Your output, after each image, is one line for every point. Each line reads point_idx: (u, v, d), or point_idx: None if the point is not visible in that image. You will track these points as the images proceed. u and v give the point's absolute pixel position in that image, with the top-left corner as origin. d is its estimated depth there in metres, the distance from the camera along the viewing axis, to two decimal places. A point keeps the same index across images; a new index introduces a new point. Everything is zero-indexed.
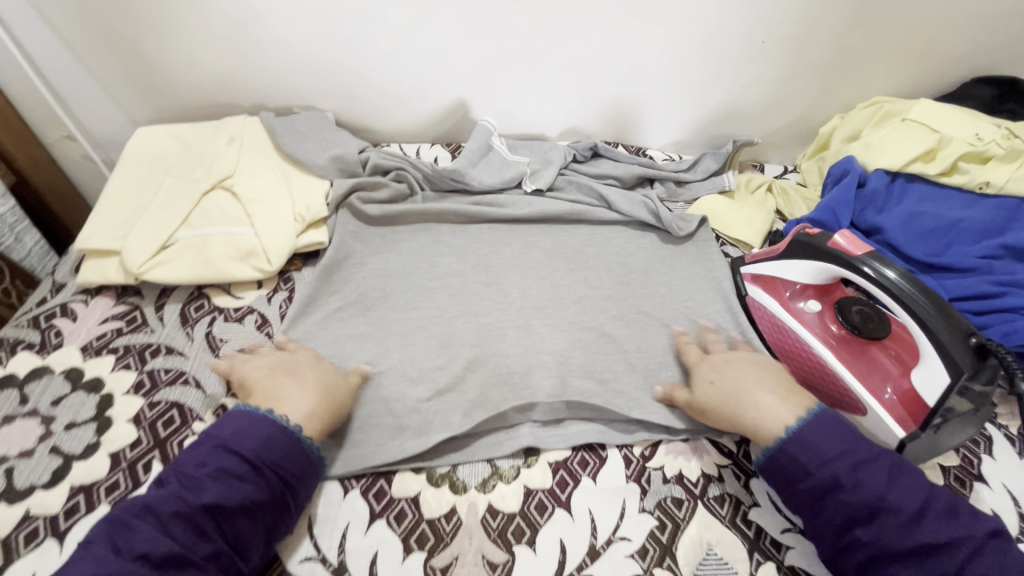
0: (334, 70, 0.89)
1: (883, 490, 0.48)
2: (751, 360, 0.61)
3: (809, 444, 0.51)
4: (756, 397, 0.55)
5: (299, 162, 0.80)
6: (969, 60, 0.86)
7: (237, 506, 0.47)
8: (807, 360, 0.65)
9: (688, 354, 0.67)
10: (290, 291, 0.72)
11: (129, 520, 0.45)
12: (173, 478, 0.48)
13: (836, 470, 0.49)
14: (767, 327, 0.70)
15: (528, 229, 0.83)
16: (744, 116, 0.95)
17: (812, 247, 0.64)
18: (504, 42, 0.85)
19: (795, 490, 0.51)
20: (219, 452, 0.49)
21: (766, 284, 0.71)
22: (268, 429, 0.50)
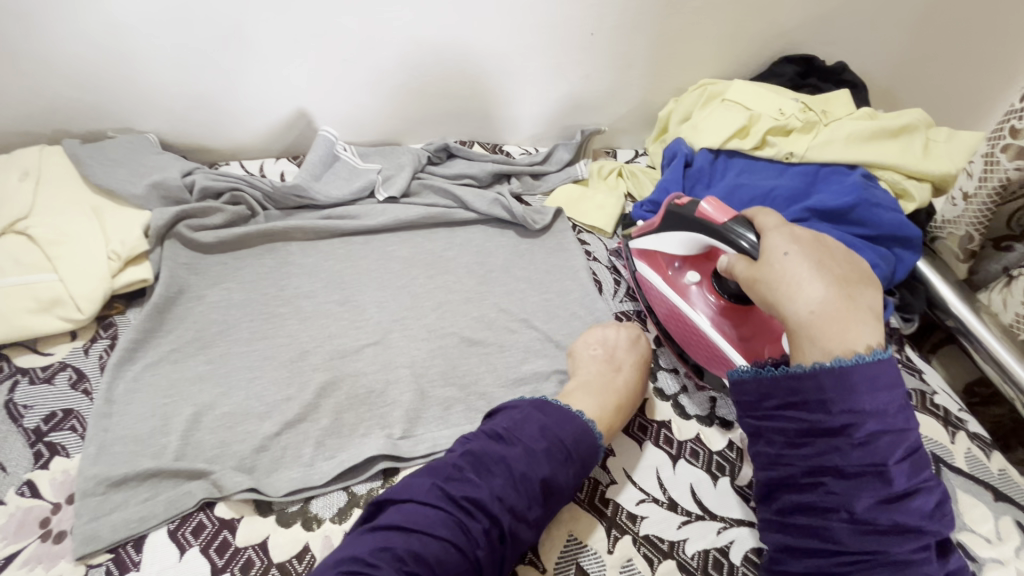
0: (149, 86, 0.80)
1: (886, 461, 0.43)
2: (821, 247, 0.50)
3: (847, 383, 0.44)
4: (814, 292, 0.47)
5: (112, 193, 0.72)
6: (774, 41, 0.94)
7: (559, 486, 0.51)
8: (690, 331, 0.66)
9: (769, 219, 0.55)
10: (112, 337, 0.65)
11: (486, 466, 0.51)
12: (511, 440, 0.52)
13: (857, 420, 0.43)
14: (657, 303, 0.72)
15: (384, 240, 0.81)
16: (591, 104, 0.98)
17: (683, 218, 0.64)
18: (335, 46, 0.81)
19: (789, 416, 0.47)
20: (551, 438, 0.53)
21: (650, 259, 0.72)
22: (586, 431, 0.55)
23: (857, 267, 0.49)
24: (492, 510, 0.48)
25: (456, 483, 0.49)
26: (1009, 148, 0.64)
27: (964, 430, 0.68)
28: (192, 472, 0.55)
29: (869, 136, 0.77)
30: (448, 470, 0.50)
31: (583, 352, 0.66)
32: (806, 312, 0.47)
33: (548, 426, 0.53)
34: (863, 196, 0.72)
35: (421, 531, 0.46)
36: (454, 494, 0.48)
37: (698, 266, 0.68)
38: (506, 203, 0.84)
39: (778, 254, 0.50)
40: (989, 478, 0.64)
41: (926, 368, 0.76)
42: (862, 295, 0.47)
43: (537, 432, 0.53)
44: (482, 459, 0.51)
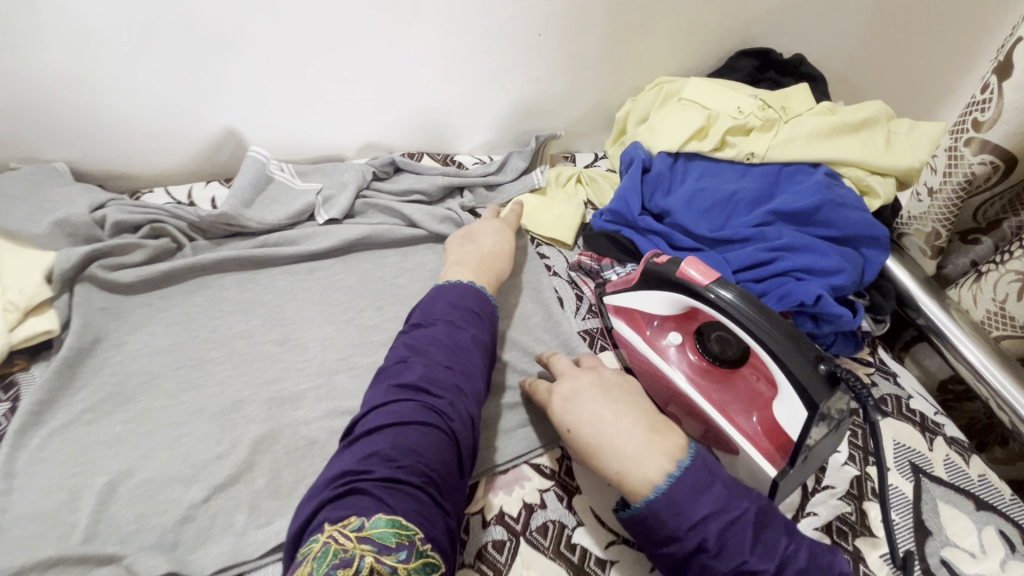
0: (50, 112, 0.72)
1: (744, 556, 0.42)
2: (600, 386, 0.55)
3: (678, 507, 0.44)
4: (608, 436, 0.50)
5: (10, 235, 0.64)
6: (729, 36, 0.91)
7: (484, 344, 0.57)
8: (674, 397, 0.62)
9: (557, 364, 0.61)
10: (13, 400, 0.57)
11: (422, 346, 0.54)
12: (435, 322, 0.57)
13: (703, 533, 0.43)
14: (634, 362, 0.67)
15: (326, 267, 0.75)
16: (545, 109, 0.93)
17: (663, 278, 0.59)
18: (259, 58, 0.74)
19: (661, 547, 0.46)
20: (461, 310, 0.59)
21: (627, 317, 0.67)
22: (481, 296, 0.62)
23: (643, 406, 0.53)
24: (444, 381, 0.51)
25: (405, 373, 0.51)
26: (973, 141, 0.61)
27: (942, 435, 0.66)
28: (103, 555, 0.48)
29: (831, 133, 0.74)
30: (396, 369, 0.52)
31: (453, 246, 0.73)
32: (617, 459, 0.49)
33: (455, 303, 0.59)
34: (828, 196, 0.69)
35: (398, 425, 0.46)
36: (411, 380, 0.50)
37: (680, 327, 0.64)
38: (460, 220, 0.80)
39: (570, 399, 0.55)
40: (969, 485, 0.62)
41: (901, 371, 0.73)
42: (673, 438, 0.49)
43: (449, 311, 0.58)
44: (418, 349, 0.54)
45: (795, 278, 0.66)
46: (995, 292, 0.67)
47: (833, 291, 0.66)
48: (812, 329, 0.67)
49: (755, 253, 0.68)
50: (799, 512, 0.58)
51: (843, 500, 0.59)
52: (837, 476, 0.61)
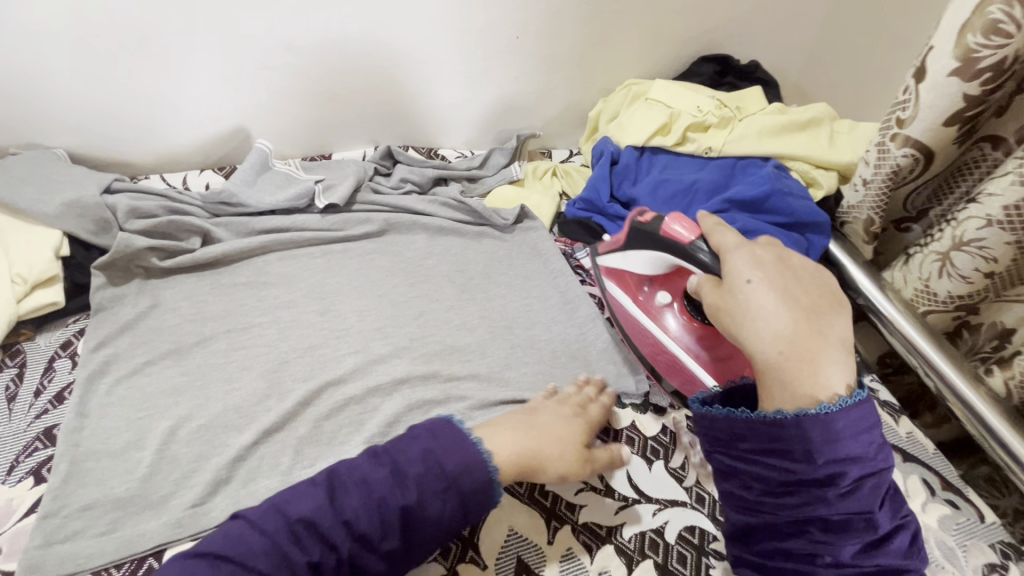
0: (57, 100, 0.76)
1: (872, 507, 0.44)
2: (784, 277, 0.52)
3: (830, 431, 0.45)
4: (784, 328, 0.48)
5: (19, 212, 0.68)
6: (691, 44, 0.99)
7: (424, 518, 0.48)
8: (663, 354, 0.69)
9: (730, 245, 0.56)
10: (21, 367, 0.61)
11: (347, 482, 0.49)
12: (387, 459, 0.50)
13: (844, 466, 0.44)
14: (625, 320, 0.74)
15: (317, 251, 0.79)
16: (524, 107, 0.99)
17: (648, 234, 0.65)
18: (252, 55, 0.79)
19: (767, 462, 0.47)
20: (429, 464, 0.50)
21: (619, 279, 0.74)
22: (483, 471, 0.51)
23: (820, 297, 0.50)
24: (329, 535, 0.46)
25: (304, 502, 0.47)
26: (897, 137, 0.69)
27: (876, 399, 0.74)
28: (118, 502, 0.52)
29: (780, 130, 0.83)
30: (302, 491, 0.48)
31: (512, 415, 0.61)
32: (774, 352, 0.48)
33: (430, 454, 0.50)
34: (775, 186, 0.77)
35: (237, 565, 0.43)
36: (293, 519, 0.46)
37: (668, 287, 0.70)
38: (458, 204, 0.87)
39: (748, 286, 0.51)
40: (898, 441, 0.70)
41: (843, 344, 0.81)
42: (841, 353, 0.48)
43: (413, 457, 0.50)
44: (343, 481, 0.49)
45: None
46: (922, 271, 0.75)
47: None
48: None
49: None
50: None
51: None
52: None
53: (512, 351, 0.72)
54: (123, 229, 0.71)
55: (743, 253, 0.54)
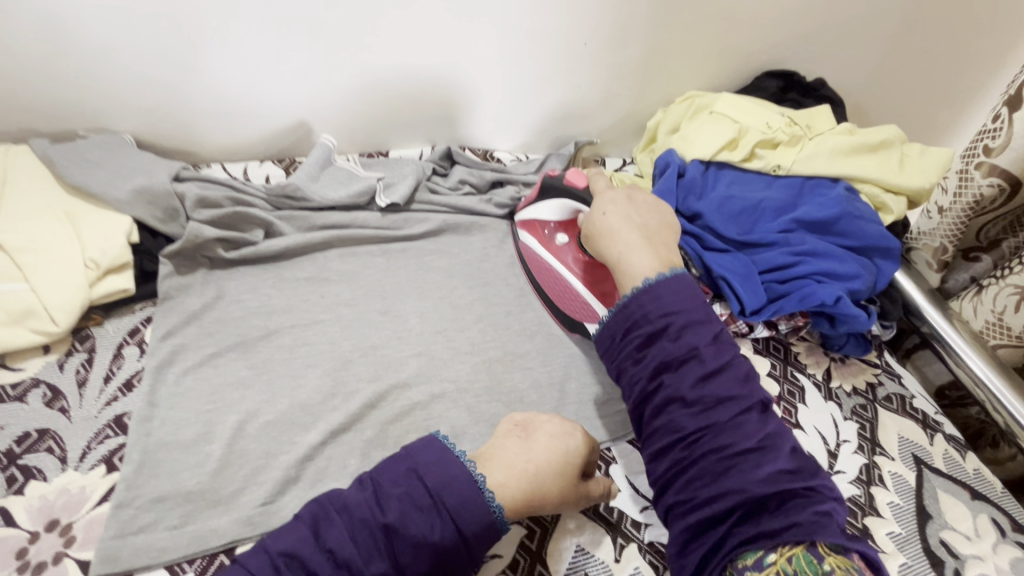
0: (128, 83, 0.76)
1: (698, 344, 0.52)
2: (634, 205, 0.64)
3: (658, 297, 0.55)
4: (628, 237, 0.60)
5: (90, 196, 0.68)
6: (757, 57, 0.98)
7: (410, 537, 0.44)
8: (564, 291, 0.73)
9: (598, 184, 0.68)
10: (90, 351, 0.61)
11: (331, 512, 0.46)
12: (368, 483, 0.47)
13: (669, 319, 0.53)
14: (534, 265, 0.77)
15: (377, 249, 0.78)
16: (582, 114, 0.98)
17: (553, 186, 0.72)
18: (324, 49, 0.79)
19: (629, 338, 0.55)
20: (411, 480, 0.47)
21: (529, 228, 0.78)
22: (468, 485, 0.47)
23: (657, 219, 0.64)
24: (311, 564, 0.43)
25: (287, 536, 0.44)
26: (983, 165, 0.69)
27: (941, 432, 0.72)
28: (189, 495, 0.52)
29: (851, 151, 0.81)
30: (286, 526, 0.45)
31: (503, 425, 0.56)
32: (618, 253, 0.60)
33: (412, 468, 0.48)
34: (846, 209, 0.75)
35: None
36: (279, 553, 0.43)
37: (568, 230, 0.74)
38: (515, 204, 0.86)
39: (603, 211, 0.64)
40: (965, 477, 0.68)
41: (904, 372, 0.79)
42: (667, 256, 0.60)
43: (396, 476, 0.47)
44: (325, 508, 0.46)
45: (815, 280, 0.73)
46: (994, 304, 0.73)
47: (850, 294, 0.72)
48: (828, 329, 0.74)
49: (780, 252, 0.74)
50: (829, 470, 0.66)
51: (854, 484, 0.65)
52: (847, 462, 0.67)
53: (572, 363, 0.71)
54: (191, 218, 0.71)
55: (608, 189, 0.67)
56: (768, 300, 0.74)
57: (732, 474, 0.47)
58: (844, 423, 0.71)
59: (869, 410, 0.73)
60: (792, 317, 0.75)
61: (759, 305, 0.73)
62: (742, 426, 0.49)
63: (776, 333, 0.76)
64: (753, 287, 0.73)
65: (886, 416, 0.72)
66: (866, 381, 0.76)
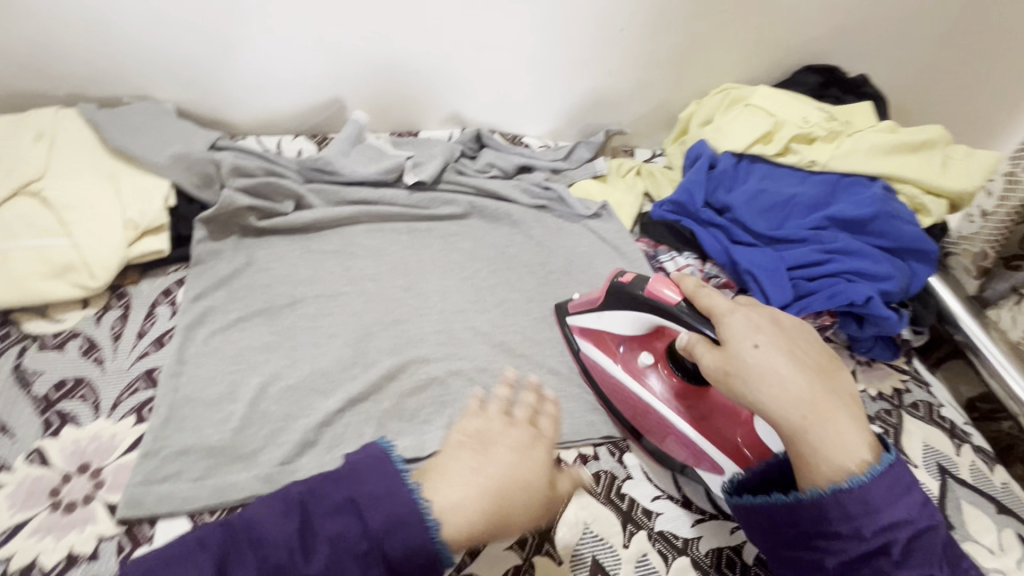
0: (168, 51, 0.77)
1: (930, 570, 0.41)
2: (782, 330, 0.48)
3: (874, 506, 0.41)
4: (804, 394, 0.44)
5: (131, 159, 0.70)
6: (799, 51, 0.95)
7: None
8: (655, 424, 0.59)
9: (717, 300, 0.50)
10: (125, 308, 0.64)
11: (239, 546, 0.37)
12: (290, 510, 0.38)
13: (889, 537, 0.41)
14: (604, 385, 0.64)
15: (403, 226, 0.79)
16: (614, 102, 0.97)
17: (629, 296, 0.57)
18: (360, 26, 0.79)
19: (819, 544, 0.43)
20: (347, 514, 0.38)
21: (594, 338, 0.65)
22: (421, 531, 0.38)
23: (820, 353, 0.47)
24: None
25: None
26: None
27: (969, 443, 0.69)
28: (211, 449, 0.54)
29: (891, 149, 0.78)
30: (184, 555, 0.36)
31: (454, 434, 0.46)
32: (799, 419, 0.43)
33: (352, 500, 0.38)
34: (884, 208, 0.73)
35: None
36: None
37: (649, 345, 0.61)
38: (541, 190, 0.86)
39: (751, 347, 0.46)
40: (993, 491, 0.66)
41: (934, 381, 0.76)
42: (854, 411, 0.45)
43: (330, 505, 0.38)
44: (228, 539, 0.37)
45: (846, 280, 0.71)
46: None
47: (881, 295, 0.70)
48: (856, 330, 0.72)
49: (811, 249, 0.73)
50: None
51: None
52: None
53: None
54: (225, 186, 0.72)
55: (734, 307, 0.49)
56: (795, 297, 0.72)
57: None
58: (867, 427, 0.69)
59: (893, 416, 0.71)
60: (818, 316, 0.73)
61: (785, 301, 0.71)
62: None
63: None
64: (779, 282, 0.72)
65: (911, 422, 0.70)
66: (893, 386, 0.74)
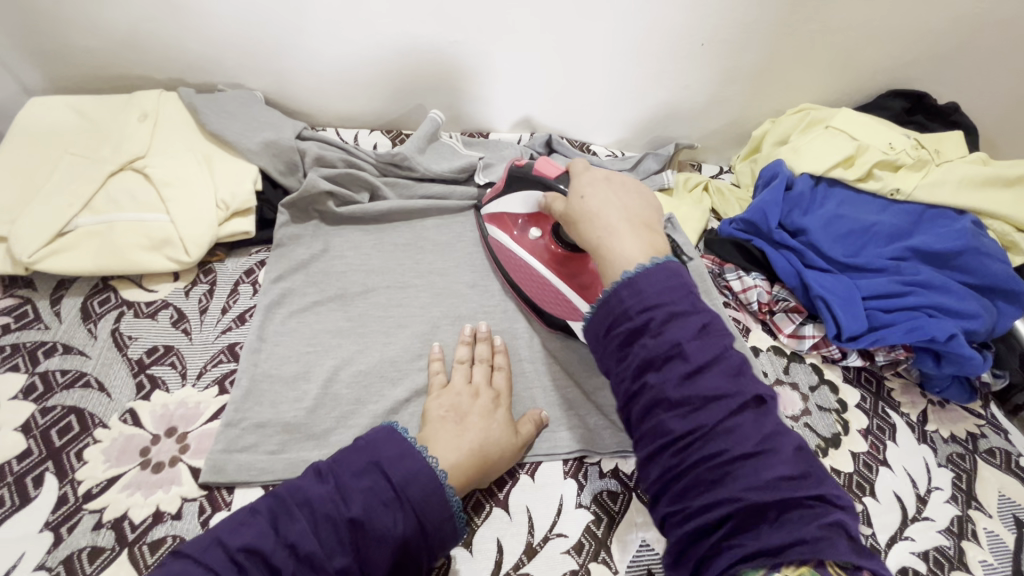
0: (263, 43, 0.81)
1: (683, 338, 0.41)
2: (614, 184, 0.56)
3: (637, 288, 0.44)
4: (610, 217, 0.52)
5: (225, 143, 0.73)
6: (886, 74, 0.92)
7: (377, 532, 0.45)
8: (540, 287, 0.68)
9: (574, 164, 0.60)
10: (211, 283, 0.67)
11: (290, 507, 0.45)
12: (330, 475, 0.47)
13: (652, 314, 0.43)
14: (506, 261, 0.71)
15: (471, 224, 0.81)
16: (686, 115, 0.96)
17: (521, 177, 0.66)
18: (446, 28, 0.81)
19: (613, 338, 0.45)
20: (373, 473, 0.48)
21: (499, 221, 0.73)
22: (432, 481, 0.49)
23: (642, 200, 0.54)
24: (272, 559, 0.42)
25: (246, 532, 0.43)
26: None
27: None
28: (287, 426, 0.57)
29: (982, 183, 0.75)
30: (243, 520, 0.44)
31: (432, 411, 0.57)
32: (599, 235, 0.51)
33: (376, 462, 0.48)
34: (972, 243, 0.71)
35: None
36: (234, 549, 0.42)
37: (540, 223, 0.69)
38: None
39: (576, 193, 0.56)
40: None
41: (1013, 428, 0.72)
42: (653, 239, 0.50)
43: (357, 470, 0.48)
44: (281, 501, 0.45)
45: (925, 314, 0.69)
46: None
47: (964, 334, 0.68)
48: (932, 367, 0.69)
49: (889, 279, 0.71)
50: (917, 515, 0.62)
51: (943, 534, 0.61)
52: (938, 511, 0.63)
53: None
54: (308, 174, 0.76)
55: (585, 168, 0.59)
56: (869, 327, 0.70)
57: (727, 483, 0.38)
58: (938, 469, 0.66)
59: (967, 461, 0.68)
60: (891, 349, 0.71)
61: (858, 331, 0.69)
62: (739, 430, 0.39)
63: (870, 363, 0.73)
64: (854, 311, 0.70)
65: (986, 469, 0.67)
66: (967, 430, 0.70)
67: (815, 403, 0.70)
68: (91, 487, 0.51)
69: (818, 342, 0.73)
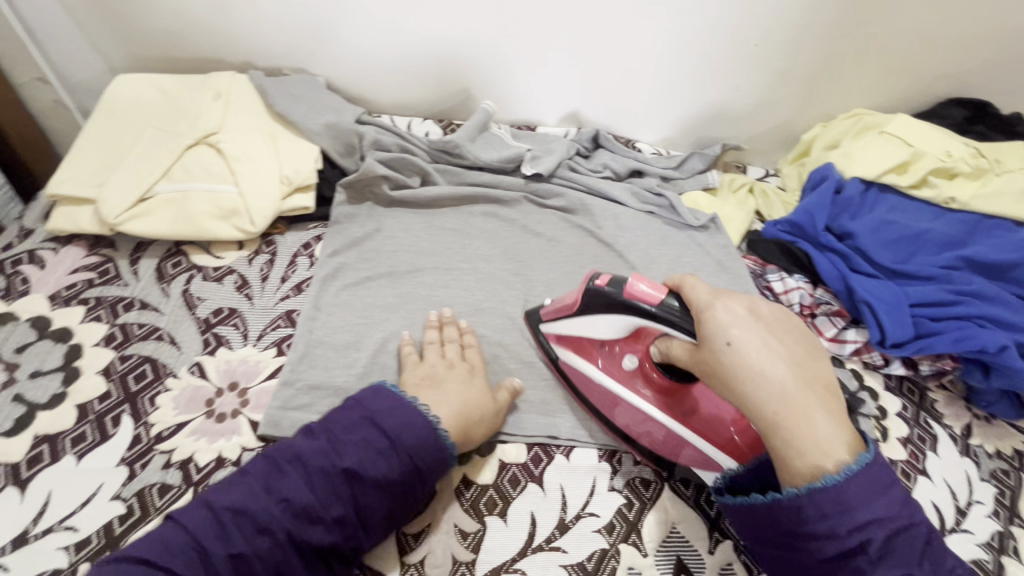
0: (330, 31, 0.85)
1: (911, 566, 0.40)
2: (762, 323, 0.46)
3: (846, 504, 0.41)
4: (784, 385, 0.44)
5: (290, 124, 0.78)
6: (946, 82, 0.90)
7: (370, 479, 0.49)
8: (644, 428, 0.58)
9: (698, 291, 0.49)
10: (272, 254, 0.71)
11: (280, 464, 0.49)
12: (321, 432, 0.50)
13: (865, 534, 0.41)
14: (593, 395, 0.62)
15: (517, 213, 0.83)
16: (735, 116, 0.96)
17: (606, 300, 0.55)
18: (503, 22, 0.83)
19: (805, 545, 0.43)
20: (365, 426, 0.51)
21: (574, 345, 0.63)
22: (426, 431, 0.52)
23: (800, 338, 0.46)
24: (263, 518, 0.46)
25: (236, 491, 0.47)
26: None
27: None
28: (338, 390, 0.60)
29: None
30: (232, 480, 0.48)
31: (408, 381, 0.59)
32: (773, 411, 0.44)
33: (367, 416, 0.51)
34: None
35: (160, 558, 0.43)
36: (224, 507, 0.46)
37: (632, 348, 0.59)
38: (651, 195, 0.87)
39: (727, 344, 0.45)
40: None
41: None
42: (834, 405, 0.44)
43: (349, 424, 0.51)
44: (271, 460, 0.49)
45: (976, 324, 0.67)
46: None
47: (1016, 346, 0.66)
48: (980, 380, 0.68)
49: (938, 288, 0.70)
50: (954, 526, 0.62)
51: (981, 547, 0.60)
52: (977, 524, 0.62)
53: None
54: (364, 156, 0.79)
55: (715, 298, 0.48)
56: (915, 335, 0.69)
57: None
58: (980, 484, 0.65)
59: (1012, 478, 0.66)
60: (938, 359, 0.70)
61: (903, 338, 0.69)
62: None
63: (913, 372, 0.72)
64: (900, 317, 0.69)
65: None
66: (1014, 448, 0.69)
67: (853, 409, 0.69)
68: (161, 430, 0.55)
69: (861, 347, 0.72)
